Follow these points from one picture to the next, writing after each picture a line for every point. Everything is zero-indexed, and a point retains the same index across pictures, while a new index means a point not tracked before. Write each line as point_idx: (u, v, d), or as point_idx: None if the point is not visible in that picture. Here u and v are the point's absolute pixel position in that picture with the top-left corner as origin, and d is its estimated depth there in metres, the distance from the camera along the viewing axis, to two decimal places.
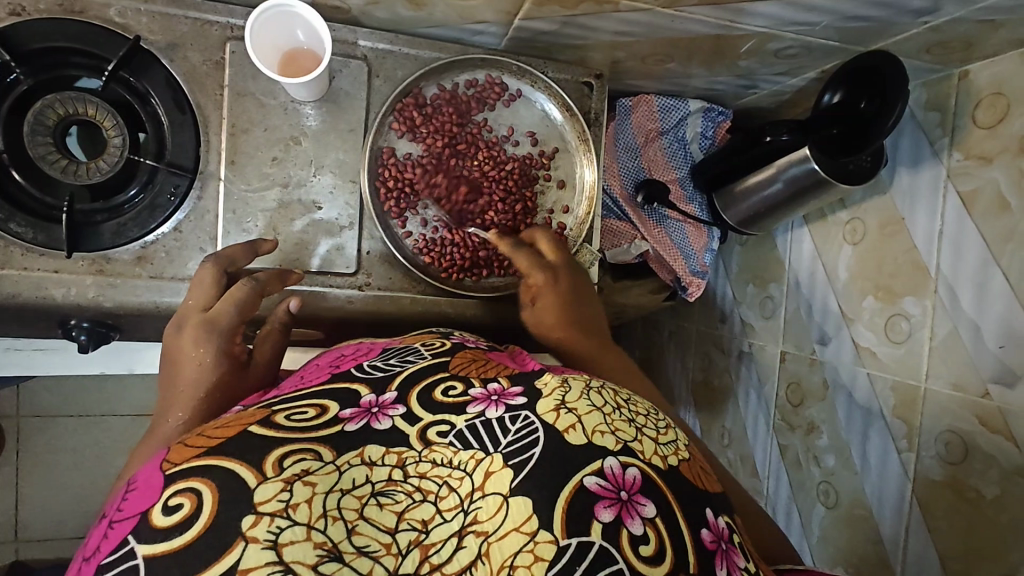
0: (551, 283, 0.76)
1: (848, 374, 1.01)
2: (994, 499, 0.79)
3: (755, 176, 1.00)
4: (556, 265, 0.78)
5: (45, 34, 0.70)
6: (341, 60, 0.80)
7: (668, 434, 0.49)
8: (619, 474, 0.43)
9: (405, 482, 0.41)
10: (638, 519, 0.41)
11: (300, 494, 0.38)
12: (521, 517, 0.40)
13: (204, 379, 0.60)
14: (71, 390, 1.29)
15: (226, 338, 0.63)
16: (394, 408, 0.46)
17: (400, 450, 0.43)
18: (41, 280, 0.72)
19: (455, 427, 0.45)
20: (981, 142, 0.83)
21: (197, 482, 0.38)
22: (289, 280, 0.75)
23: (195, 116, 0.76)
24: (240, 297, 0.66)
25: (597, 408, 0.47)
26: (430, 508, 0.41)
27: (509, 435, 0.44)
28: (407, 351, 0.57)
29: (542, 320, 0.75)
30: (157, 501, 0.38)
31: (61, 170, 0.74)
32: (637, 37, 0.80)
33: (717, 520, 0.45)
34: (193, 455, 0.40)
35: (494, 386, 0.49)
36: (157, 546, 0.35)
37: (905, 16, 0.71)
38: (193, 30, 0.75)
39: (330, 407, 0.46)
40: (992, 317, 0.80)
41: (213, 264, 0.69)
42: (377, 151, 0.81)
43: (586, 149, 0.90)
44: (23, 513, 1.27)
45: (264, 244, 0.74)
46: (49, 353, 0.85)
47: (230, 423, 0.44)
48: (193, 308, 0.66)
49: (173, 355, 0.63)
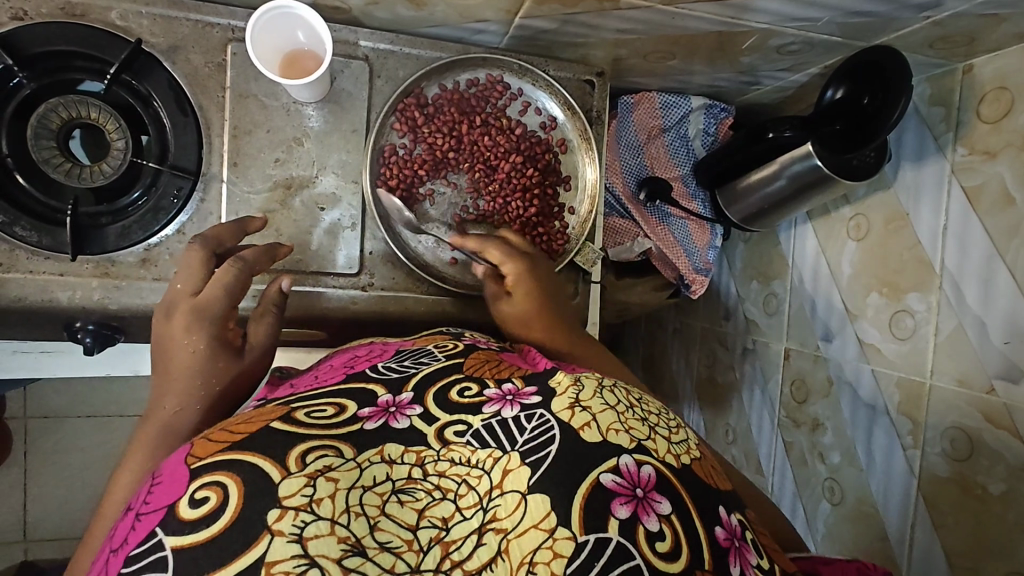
0: (528, 273, 0.76)
1: (852, 370, 1.00)
2: (1001, 496, 0.79)
3: (763, 168, 0.98)
4: (527, 254, 0.79)
5: (46, 38, 0.70)
6: (342, 60, 0.80)
7: (679, 433, 0.49)
8: (634, 472, 0.43)
9: (425, 480, 0.41)
10: (654, 516, 0.41)
11: (323, 490, 0.38)
12: (540, 513, 0.40)
13: (199, 366, 0.60)
14: (79, 391, 1.30)
15: (217, 325, 0.63)
16: (412, 408, 0.46)
17: (418, 449, 0.43)
18: (46, 283, 0.72)
19: (471, 427, 0.45)
20: (985, 137, 0.82)
21: (222, 475, 0.38)
22: (279, 255, 0.74)
23: (197, 118, 0.76)
24: (231, 278, 0.65)
25: (611, 406, 0.47)
26: (450, 505, 0.40)
27: (525, 433, 0.44)
28: (419, 352, 0.57)
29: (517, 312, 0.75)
30: (185, 493, 0.38)
31: (65, 173, 0.74)
32: (639, 34, 0.79)
33: (729, 518, 0.45)
34: (216, 450, 0.40)
35: (509, 387, 0.49)
36: (185, 538, 0.36)
37: (908, 11, 0.71)
38: (194, 32, 0.75)
39: (349, 406, 0.46)
40: (997, 313, 0.80)
41: (201, 246, 0.67)
42: (377, 150, 0.81)
43: (587, 147, 0.90)
44: (32, 514, 1.28)
45: (254, 222, 0.74)
46: (55, 355, 0.85)
47: (252, 419, 0.43)
48: (182, 292, 0.64)
49: (162, 342, 0.62)
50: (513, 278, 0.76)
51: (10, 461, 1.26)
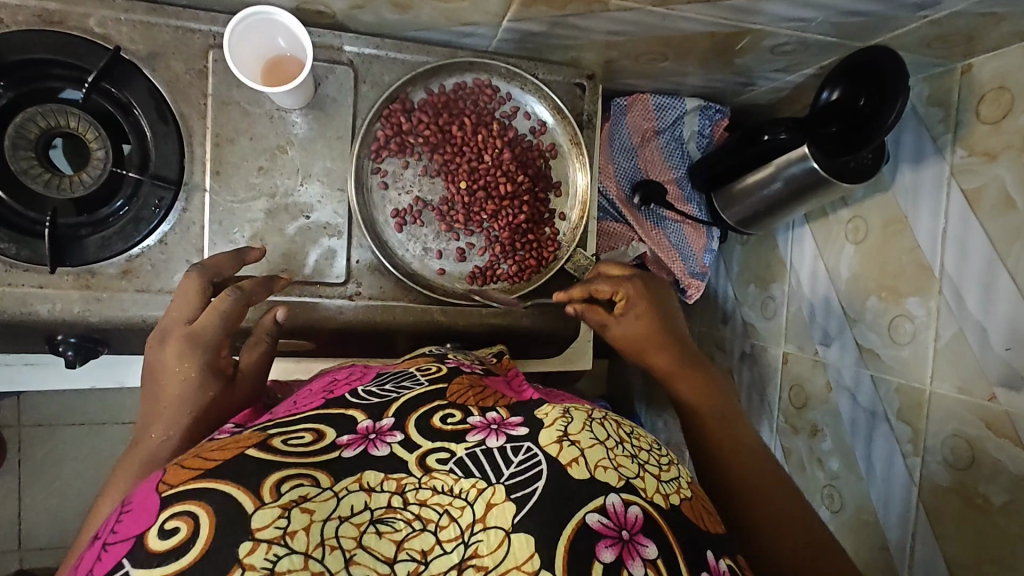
0: (641, 294, 0.74)
1: (852, 376, 0.99)
2: (1003, 506, 0.77)
3: (754, 175, 0.97)
4: (632, 277, 0.76)
5: (23, 46, 0.68)
6: (327, 65, 0.78)
7: (670, 471, 0.48)
8: (621, 512, 0.42)
9: (405, 509, 0.39)
10: (639, 560, 0.40)
11: (297, 521, 0.36)
12: (523, 555, 0.38)
13: (189, 395, 0.59)
14: (70, 400, 1.28)
15: (211, 352, 0.61)
16: (393, 434, 0.44)
17: (399, 476, 0.41)
18: (25, 296, 0.71)
19: (455, 455, 0.43)
20: (985, 138, 0.80)
21: (195, 505, 0.36)
22: (277, 287, 0.72)
23: (179, 126, 0.75)
24: (227, 308, 0.64)
25: (600, 441, 0.46)
26: (430, 538, 0.38)
27: (512, 466, 0.43)
28: (402, 376, 0.55)
29: (631, 329, 0.72)
30: (153, 523, 0.36)
31: (45, 183, 0.73)
32: (629, 36, 0.78)
33: (717, 562, 0.43)
34: (190, 477, 0.38)
35: (493, 416, 0.47)
36: (151, 571, 0.33)
37: (904, 10, 0.69)
38: (175, 38, 0.73)
39: (327, 432, 0.44)
40: (998, 319, 0.78)
41: (197, 276, 0.66)
42: (362, 160, 0.80)
43: (578, 153, 0.88)
44: (26, 524, 1.27)
45: (252, 252, 0.72)
46: (38, 367, 0.84)
47: (227, 446, 0.42)
48: (176, 320, 0.63)
49: (155, 368, 0.60)
50: (629, 301, 0.73)
51: (4, 469, 1.25)
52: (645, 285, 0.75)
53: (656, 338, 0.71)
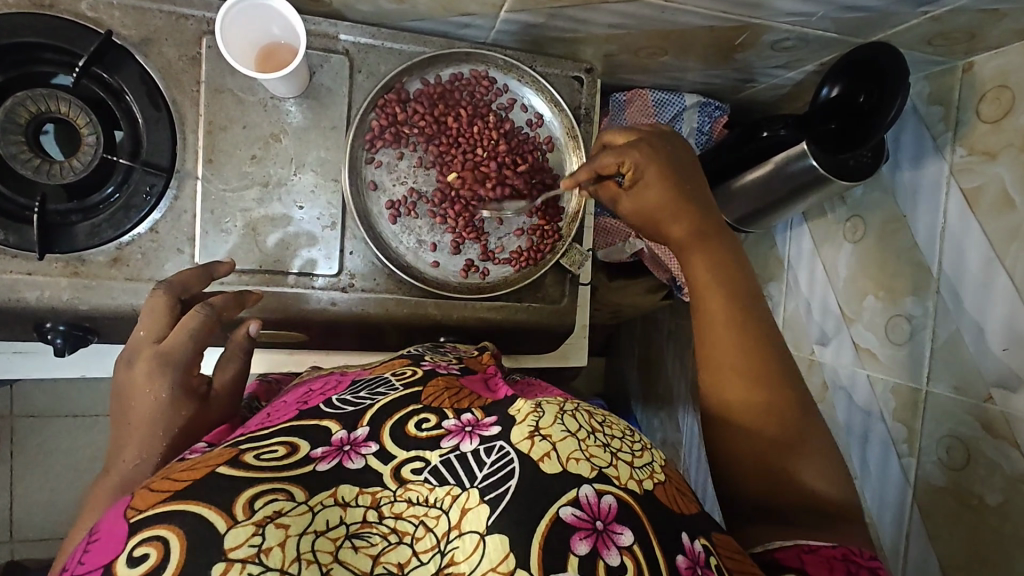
0: (651, 159, 0.61)
1: (848, 375, 0.98)
2: (997, 507, 0.77)
3: (753, 172, 0.94)
4: (643, 140, 0.63)
5: (12, 28, 0.68)
6: (321, 54, 0.77)
7: (643, 456, 0.47)
8: (594, 503, 0.41)
9: (380, 523, 0.39)
10: (615, 549, 0.39)
11: (272, 537, 0.35)
12: (497, 555, 0.38)
13: (162, 413, 0.56)
14: (64, 391, 1.28)
15: (182, 375, 0.59)
16: (367, 446, 0.43)
17: (374, 490, 0.40)
18: (14, 283, 0.70)
19: (429, 464, 0.42)
20: (985, 136, 0.79)
21: (164, 530, 0.35)
22: (248, 302, 0.71)
23: (171, 113, 0.74)
24: (196, 325, 0.61)
25: (572, 433, 0.44)
26: (406, 550, 0.38)
27: (485, 467, 0.42)
28: (377, 382, 0.53)
29: (644, 205, 0.62)
30: (122, 551, 0.34)
31: (34, 169, 0.72)
32: (629, 29, 0.77)
33: (693, 544, 0.43)
34: (158, 501, 0.37)
35: (468, 417, 0.46)
36: None
37: (905, 6, 0.68)
38: (168, 24, 0.72)
39: (301, 445, 0.43)
40: (996, 318, 0.77)
41: (165, 293, 0.64)
42: (358, 150, 0.79)
43: (575, 146, 0.88)
44: (17, 515, 1.26)
45: (221, 266, 0.72)
46: (28, 355, 0.83)
47: (196, 465, 0.40)
48: (144, 339, 0.61)
49: (123, 388, 0.58)
50: (636, 169, 0.61)
51: None
52: (655, 149, 0.62)
53: (677, 210, 0.60)
